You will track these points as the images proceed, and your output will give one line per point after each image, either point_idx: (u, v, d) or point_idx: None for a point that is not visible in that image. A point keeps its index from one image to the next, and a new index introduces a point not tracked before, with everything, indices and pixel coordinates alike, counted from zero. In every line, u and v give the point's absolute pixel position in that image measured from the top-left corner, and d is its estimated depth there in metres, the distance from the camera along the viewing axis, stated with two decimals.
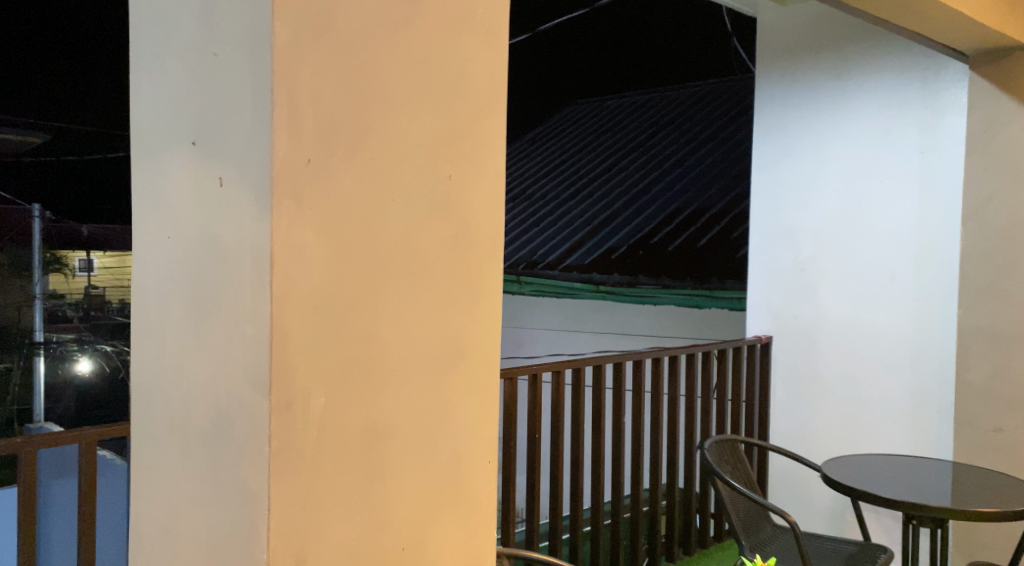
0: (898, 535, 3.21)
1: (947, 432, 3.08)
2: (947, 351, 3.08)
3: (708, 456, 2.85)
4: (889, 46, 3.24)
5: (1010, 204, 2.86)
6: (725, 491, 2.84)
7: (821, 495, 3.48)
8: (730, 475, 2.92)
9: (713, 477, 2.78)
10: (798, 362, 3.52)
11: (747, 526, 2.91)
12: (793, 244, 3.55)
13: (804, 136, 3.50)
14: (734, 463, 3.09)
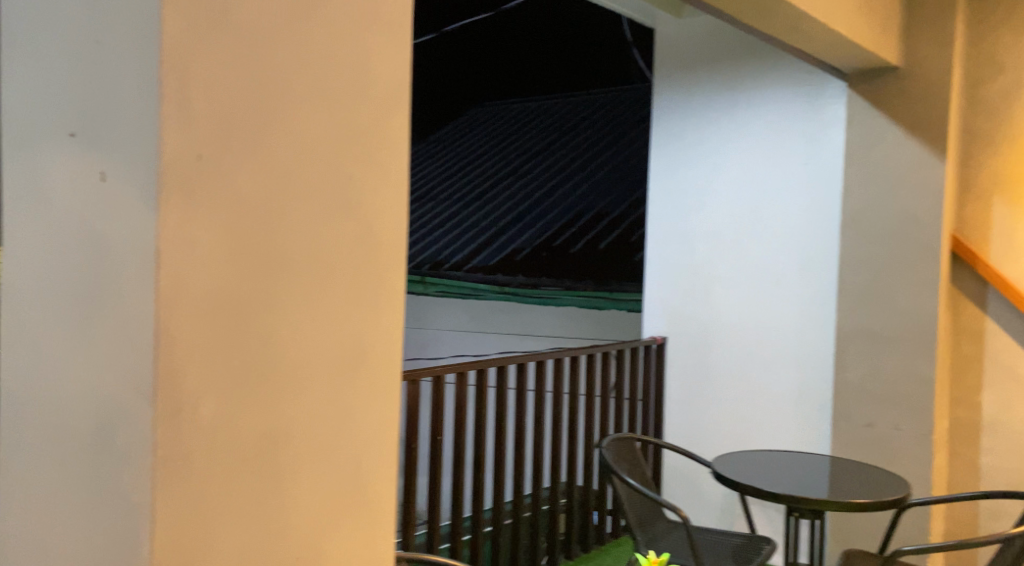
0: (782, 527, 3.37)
1: (827, 428, 3.25)
2: (827, 352, 3.26)
3: (606, 454, 2.94)
4: (777, 59, 3.40)
5: (885, 212, 3.02)
6: (621, 489, 2.92)
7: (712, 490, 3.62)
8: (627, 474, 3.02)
9: (612, 475, 2.87)
10: (693, 363, 3.65)
11: (642, 522, 3.00)
12: (687, 248, 3.68)
13: (698, 144, 3.64)
14: (630, 462, 3.18)
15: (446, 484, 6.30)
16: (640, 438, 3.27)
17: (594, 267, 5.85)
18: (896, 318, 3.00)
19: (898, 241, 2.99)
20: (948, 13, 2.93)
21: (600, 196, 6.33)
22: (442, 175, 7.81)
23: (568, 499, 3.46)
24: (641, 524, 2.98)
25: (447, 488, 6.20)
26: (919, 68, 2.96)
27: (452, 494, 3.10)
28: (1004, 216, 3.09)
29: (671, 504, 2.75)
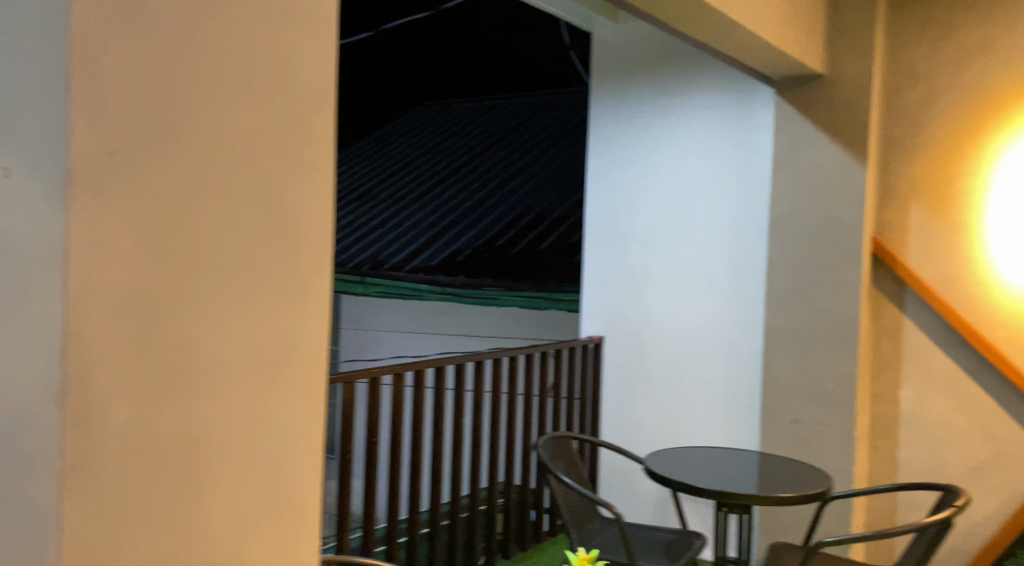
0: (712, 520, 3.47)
1: (755, 425, 3.35)
2: (756, 351, 3.36)
3: (543, 453, 2.98)
4: (708, 65, 3.49)
5: (809, 214, 3.12)
6: (557, 487, 2.97)
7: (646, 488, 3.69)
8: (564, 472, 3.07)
9: (549, 475, 2.91)
10: (629, 363, 3.72)
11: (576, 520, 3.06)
12: (624, 249, 3.74)
13: (635, 146, 3.71)
14: (567, 461, 3.23)
15: (384, 485, 6.29)
16: (576, 438, 3.32)
17: (529, 264, 5.69)
18: (821, 318, 3.10)
19: (822, 243, 3.09)
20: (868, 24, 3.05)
21: (540, 197, 6.28)
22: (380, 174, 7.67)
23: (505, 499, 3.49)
24: (575, 521, 3.03)
25: (384, 489, 6.19)
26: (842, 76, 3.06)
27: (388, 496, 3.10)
28: (920, 219, 3.31)
29: (605, 501, 2.79)
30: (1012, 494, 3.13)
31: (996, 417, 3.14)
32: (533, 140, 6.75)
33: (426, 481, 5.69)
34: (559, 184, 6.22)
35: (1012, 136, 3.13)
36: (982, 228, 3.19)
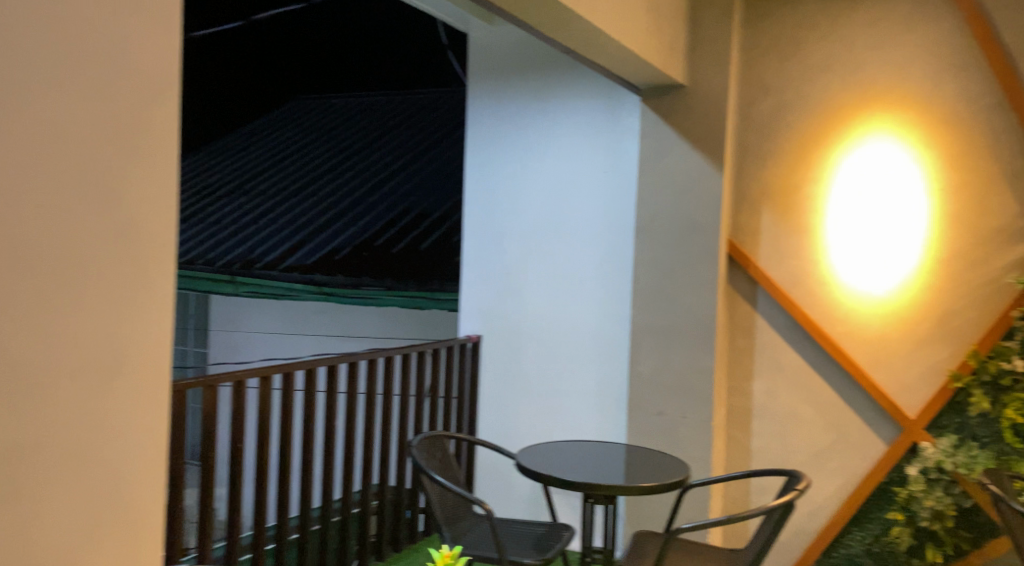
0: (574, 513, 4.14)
1: (622, 416, 3.81)
2: (624, 341, 3.80)
3: (417, 455, 3.13)
4: (578, 76, 3.91)
5: (668, 216, 3.55)
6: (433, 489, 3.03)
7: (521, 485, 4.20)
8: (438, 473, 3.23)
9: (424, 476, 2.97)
10: (509, 355, 4.11)
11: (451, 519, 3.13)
12: (502, 247, 4.12)
13: (510, 147, 4.09)
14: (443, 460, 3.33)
15: (251, 491, 6.23)
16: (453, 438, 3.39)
17: (414, 264, 5.67)
18: (680, 315, 3.54)
19: (681, 242, 3.54)
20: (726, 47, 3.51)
21: (423, 195, 6.29)
22: (250, 168, 7.39)
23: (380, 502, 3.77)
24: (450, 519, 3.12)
25: (253, 496, 6.13)
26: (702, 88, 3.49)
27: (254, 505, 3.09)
28: (771, 222, 3.90)
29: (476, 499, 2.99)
30: (847, 477, 3.79)
31: (832, 403, 3.80)
32: (414, 138, 6.78)
33: (295, 481, 5.81)
34: (440, 184, 6.28)
35: (847, 151, 3.75)
36: (822, 231, 3.82)
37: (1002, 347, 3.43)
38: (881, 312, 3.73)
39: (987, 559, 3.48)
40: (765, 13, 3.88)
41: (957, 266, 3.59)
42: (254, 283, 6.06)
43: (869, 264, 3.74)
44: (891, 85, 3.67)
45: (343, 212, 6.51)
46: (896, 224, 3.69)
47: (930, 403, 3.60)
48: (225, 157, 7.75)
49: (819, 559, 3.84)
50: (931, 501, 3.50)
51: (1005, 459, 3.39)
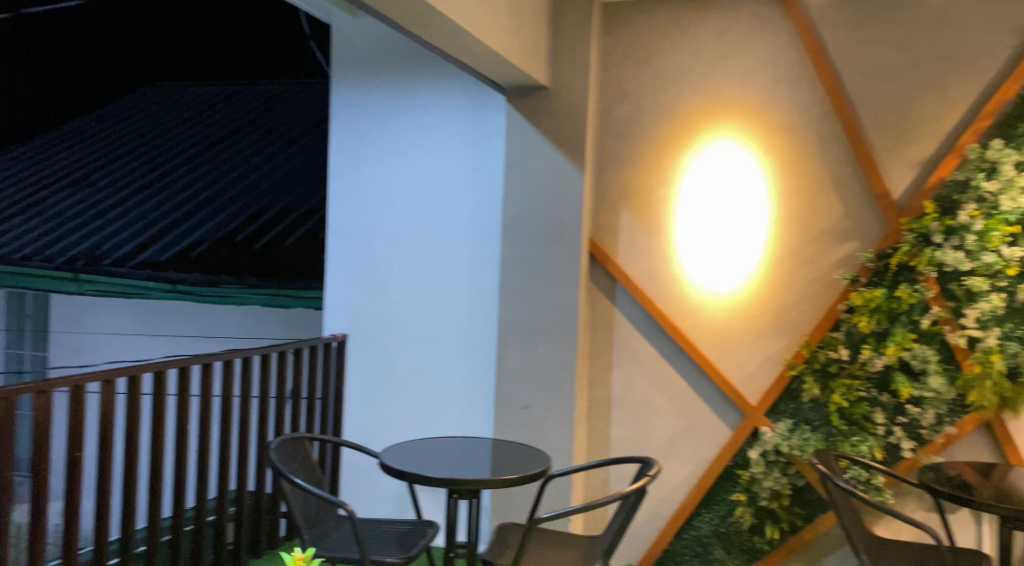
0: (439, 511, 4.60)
1: (488, 402, 4.23)
2: (492, 324, 4.21)
3: (275, 458, 3.54)
4: (443, 77, 4.28)
5: (527, 218, 4.03)
6: (290, 488, 3.54)
7: (389, 485, 4.53)
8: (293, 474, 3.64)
9: (282, 478, 3.47)
10: (373, 344, 4.44)
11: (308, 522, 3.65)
12: (368, 243, 4.42)
13: (377, 144, 4.40)
14: (297, 461, 3.79)
15: (91, 503, 5.96)
16: (311, 437, 3.91)
17: (280, 261, 5.56)
18: (541, 312, 4.01)
19: (543, 241, 4.01)
20: (583, 50, 3.97)
21: (285, 191, 6.14)
22: (97, 157, 6.94)
23: (238, 508, 4.11)
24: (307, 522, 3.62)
25: (91, 506, 5.87)
26: (562, 92, 3.97)
27: (72, 510, 3.13)
28: (627, 221, 4.10)
29: (334, 499, 3.38)
30: (697, 462, 4.03)
31: (683, 392, 4.03)
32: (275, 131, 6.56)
33: (142, 490, 5.63)
34: (303, 180, 6.14)
35: (695, 153, 4.00)
36: (673, 230, 4.04)
37: (829, 337, 3.77)
38: (726, 306, 3.99)
39: (817, 533, 3.82)
40: (621, 17, 4.09)
41: (793, 265, 3.90)
42: (100, 281, 5.81)
43: (714, 262, 3.99)
44: (735, 92, 3.94)
45: (199, 206, 6.24)
46: (740, 224, 3.96)
47: (769, 390, 3.90)
48: (65, 144, 7.23)
49: (672, 541, 4.08)
50: (770, 482, 3.81)
51: (833, 440, 3.75)
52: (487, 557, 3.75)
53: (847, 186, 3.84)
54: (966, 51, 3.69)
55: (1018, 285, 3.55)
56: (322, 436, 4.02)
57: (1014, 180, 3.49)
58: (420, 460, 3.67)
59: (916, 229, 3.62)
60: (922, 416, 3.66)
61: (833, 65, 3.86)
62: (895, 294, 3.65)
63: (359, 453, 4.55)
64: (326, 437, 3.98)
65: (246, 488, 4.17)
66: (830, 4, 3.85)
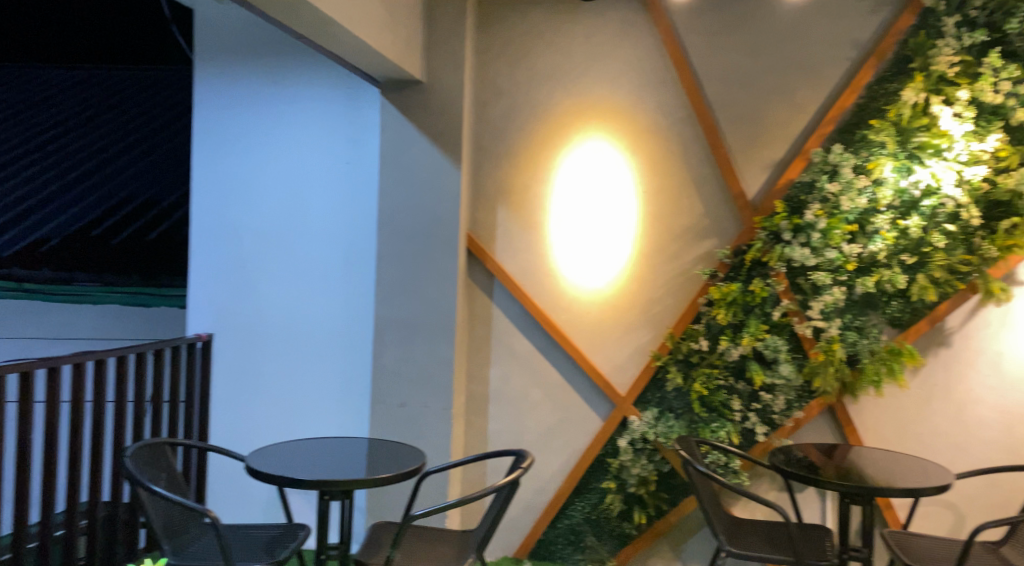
0: (311, 514, 4.56)
1: (364, 397, 4.28)
2: (367, 317, 4.27)
3: (130, 467, 3.39)
4: (315, 69, 4.29)
5: (403, 215, 4.07)
6: (147, 497, 3.41)
7: (259, 490, 4.46)
8: (150, 482, 3.48)
9: (140, 486, 3.34)
10: (242, 340, 4.39)
11: (169, 531, 3.51)
12: (236, 239, 4.38)
13: (245, 136, 4.37)
14: (156, 468, 3.64)
15: None
16: (169, 442, 3.77)
17: (139, 260, 5.43)
18: (416, 307, 4.06)
19: (419, 238, 4.07)
20: (459, 45, 4.05)
21: (146, 184, 5.84)
22: None
23: (92, 520, 3.91)
24: (168, 532, 3.49)
25: None
26: (437, 87, 4.04)
27: None
28: (504, 219, 4.19)
29: (198, 508, 3.26)
30: (570, 453, 4.17)
31: (557, 384, 4.17)
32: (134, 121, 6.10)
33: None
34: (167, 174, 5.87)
35: (566, 153, 4.15)
36: (548, 227, 4.17)
37: (691, 329, 3.98)
38: (597, 300, 4.15)
39: (681, 515, 4.01)
40: (496, 15, 4.19)
41: (658, 260, 4.10)
42: None
43: (586, 258, 4.15)
44: (604, 94, 4.12)
45: (50, 196, 5.87)
46: (609, 220, 4.13)
47: (637, 380, 4.08)
48: None
49: (546, 531, 4.20)
50: (638, 469, 3.97)
51: (695, 427, 3.96)
52: (360, 558, 3.72)
53: (707, 186, 4.06)
54: (811, 62, 3.99)
55: (856, 279, 3.84)
56: (185, 441, 3.87)
57: (852, 182, 3.77)
58: (288, 462, 3.62)
59: (769, 227, 3.88)
60: (773, 402, 3.90)
61: (694, 70, 4.08)
62: (749, 288, 3.90)
63: (226, 457, 4.45)
64: (190, 441, 3.86)
65: (101, 499, 3.97)
66: (692, 11, 4.07)
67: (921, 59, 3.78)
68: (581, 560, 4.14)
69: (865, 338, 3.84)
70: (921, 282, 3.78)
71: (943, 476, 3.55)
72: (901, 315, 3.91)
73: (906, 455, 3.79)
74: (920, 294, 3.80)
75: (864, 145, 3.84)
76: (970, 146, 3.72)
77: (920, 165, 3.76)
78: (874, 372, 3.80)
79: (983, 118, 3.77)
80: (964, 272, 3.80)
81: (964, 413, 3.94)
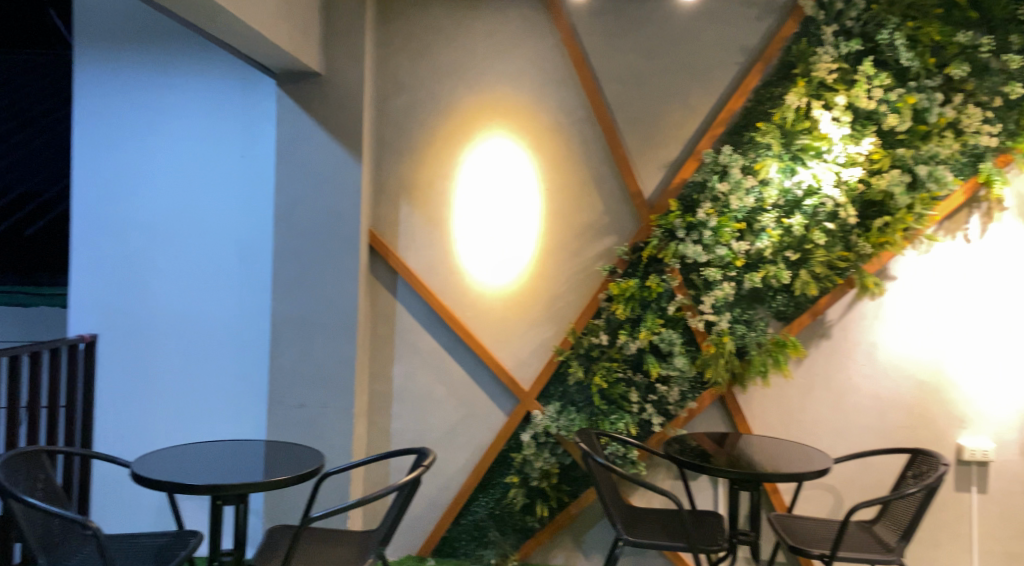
0: (204, 520, 4.41)
1: (261, 398, 4.15)
2: (263, 316, 4.15)
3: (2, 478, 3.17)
4: (206, 58, 4.14)
5: (302, 211, 3.99)
6: (22, 510, 3.20)
7: (147, 497, 4.28)
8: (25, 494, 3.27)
9: (13, 499, 3.13)
10: (129, 341, 4.20)
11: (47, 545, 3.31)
12: (121, 235, 4.19)
13: (130, 128, 4.18)
14: (32, 479, 3.43)
15: None
16: (47, 450, 3.56)
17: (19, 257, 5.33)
18: (314, 305, 3.99)
19: (317, 234, 3.99)
20: (356, 39, 3.99)
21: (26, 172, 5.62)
22: None
23: None
24: (45, 546, 3.29)
25: None
26: (334, 80, 3.97)
27: None
28: (407, 214, 4.20)
29: (79, 520, 3.09)
30: (473, 449, 4.20)
31: (461, 380, 4.20)
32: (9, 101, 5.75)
33: None
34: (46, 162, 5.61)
35: (468, 150, 4.18)
36: (452, 223, 4.20)
37: (592, 324, 4.06)
38: (502, 296, 4.19)
39: (582, 506, 4.09)
40: (394, 11, 4.17)
41: (559, 257, 4.17)
42: None
43: (489, 255, 4.19)
44: (505, 92, 4.16)
45: None
46: (511, 217, 4.17)
47: (540, 375, 4.14)
48: None
49: (450, 527, 4.21)
50: (540, 462, 4.03)
51: (595, 419, 4.04)
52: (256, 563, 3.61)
53: (606, 184, 4.15)
54: (702, 66, 4.13)
55: (744, 275, 4.00)
56: (65, 449, 3.67)
57: (741, 182, 3.93)
58: (177, 468, 3.48)
59: (663, 225, 4.00)
60: (668, 393, 4.02)
61: (592, 69, 4.17)
62: (646, 283, 4.01)
63: (111, 464, 4.24)
64: (71, 449, 3.66)
65: None
66: (589, 13, 4.15)
67: (802, 66, 3.96)
68: (484, 555, 4.15)
69: (754, 331, 4.01)
70: (804, 277, 3.97)
71: (825, 460, 3.74)
72: (786, 309, 4.09)
73: (791, 442, 3.98)
74: (803, 288, 3.98)
75: (752, 147, 4.01)
76: (847, 150, 3.93)
77: (802, 166, 3.96)
78: (761, 364, 3.98)
79: (858, 122, 3.97)
80: (842, 268, 4.00)
81: (842, 401, 4.17)
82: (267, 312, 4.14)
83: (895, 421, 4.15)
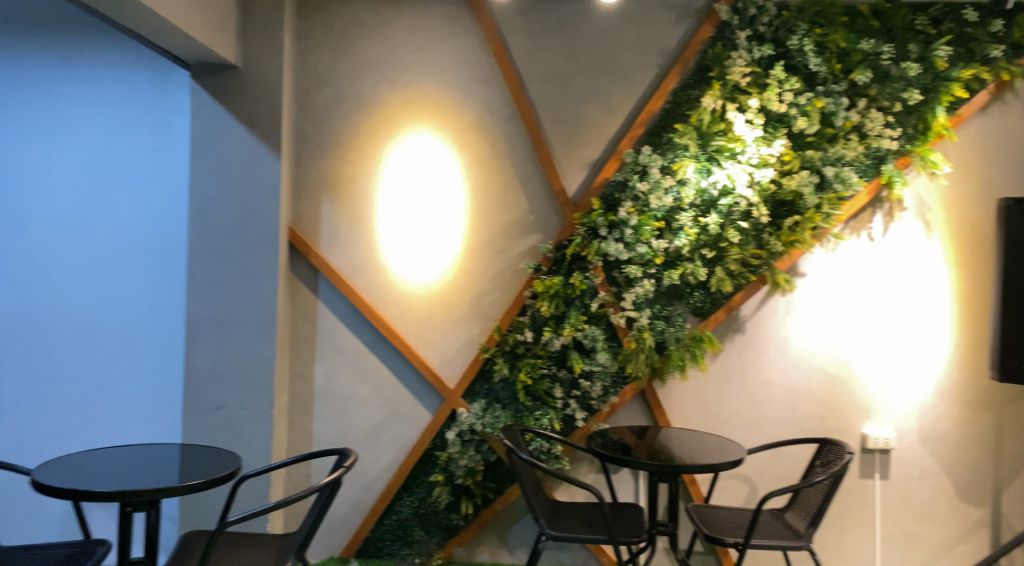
0: (114, 527, 4.24)
1: (175, 401, 4.00)
2: (178, 316, 4.00)
3: None
4: (115, 48, 3.97)
5: (218, 207, 3.88)
6: None
7: (52, 506, 4.09)
8: None
9: None
10: (33, 343, 4.01)
11: None
12: (23, 232, 4.00)
13: (33, 120, 3.99)
14: None
15: None
16: None
17: None
18: (230, 304, 3.89)
19: (234, 231, 3.88)
20: (275, 32, 3.90)
21: None
22: None
23: None
24: None
25: None
26: (251, 74, 3.88)
27: None
28: (329, 211, 4.16)
29: None
30: (397, 447, 4.17)
31: (384, 379, 4.16)
32: None
33: None
34: None
35: (392, 147, 4.14)
36: (375, 220, 4.16)
37: (517, 320, 4.08)
38: (427, 293, 4.18)
39: (507, 503, 4.09)
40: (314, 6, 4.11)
41: (484, 254, 4.17)
42: None
43: (413, 252, 4.17)
44: (428, 89, 4.15)
45: None
46: (435, 214, 4.16)
47: (465, 373, 4.14)
48: None
49: (373, 528, 4.16)
50: (465, 460, 4.01)
51: (520, 416, 4.06)
52: None
53: (530, 182, 4.17)
54: (622, 67, 4.20)
55: (663, 272, 4.09)
56: None
57: (659, 182, 4.01)
58: (84, 475, 3.33)
59: (586, 223, 4.05)
60: (591, 388, 4.07)
61: (514, 68, 4.18)
62: (570, 281, 4.06)
63: (14, 472, 4.04)
64: None
65: None
66: (511, 13, 4.17)
67: (718, 69, 4.07)
68: (408, 555, 4.12)
69: (672, 327, 4.10)
70: (720, 274, 4.08)
71: (739, 451, 3.85)
72: (703, 305, 4.20)
73: (709, 435, 4.08)
74: (719, 285, 4.08)
75: (670, 148, 4.10)
76: (760, 151, 4.04)
77: (718, 167, 4.06)
78: (679, 358, 4.07)
79: (770, 125, 4.11)
80: (755, 265, 4.13)
81: (756, 394, 4.31)
82: (181, 312, 3.99)
83: (806, 412, 4.31)
